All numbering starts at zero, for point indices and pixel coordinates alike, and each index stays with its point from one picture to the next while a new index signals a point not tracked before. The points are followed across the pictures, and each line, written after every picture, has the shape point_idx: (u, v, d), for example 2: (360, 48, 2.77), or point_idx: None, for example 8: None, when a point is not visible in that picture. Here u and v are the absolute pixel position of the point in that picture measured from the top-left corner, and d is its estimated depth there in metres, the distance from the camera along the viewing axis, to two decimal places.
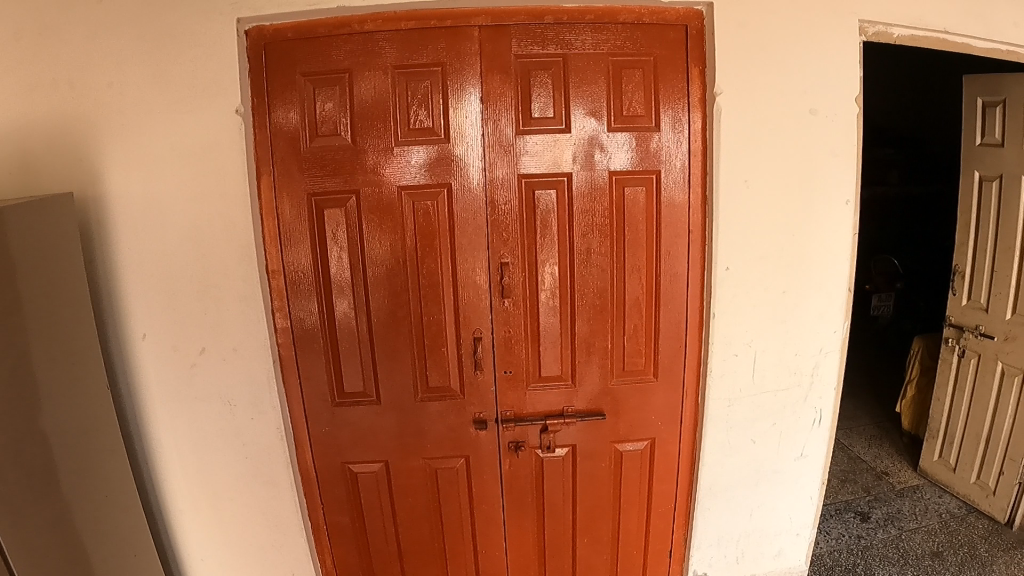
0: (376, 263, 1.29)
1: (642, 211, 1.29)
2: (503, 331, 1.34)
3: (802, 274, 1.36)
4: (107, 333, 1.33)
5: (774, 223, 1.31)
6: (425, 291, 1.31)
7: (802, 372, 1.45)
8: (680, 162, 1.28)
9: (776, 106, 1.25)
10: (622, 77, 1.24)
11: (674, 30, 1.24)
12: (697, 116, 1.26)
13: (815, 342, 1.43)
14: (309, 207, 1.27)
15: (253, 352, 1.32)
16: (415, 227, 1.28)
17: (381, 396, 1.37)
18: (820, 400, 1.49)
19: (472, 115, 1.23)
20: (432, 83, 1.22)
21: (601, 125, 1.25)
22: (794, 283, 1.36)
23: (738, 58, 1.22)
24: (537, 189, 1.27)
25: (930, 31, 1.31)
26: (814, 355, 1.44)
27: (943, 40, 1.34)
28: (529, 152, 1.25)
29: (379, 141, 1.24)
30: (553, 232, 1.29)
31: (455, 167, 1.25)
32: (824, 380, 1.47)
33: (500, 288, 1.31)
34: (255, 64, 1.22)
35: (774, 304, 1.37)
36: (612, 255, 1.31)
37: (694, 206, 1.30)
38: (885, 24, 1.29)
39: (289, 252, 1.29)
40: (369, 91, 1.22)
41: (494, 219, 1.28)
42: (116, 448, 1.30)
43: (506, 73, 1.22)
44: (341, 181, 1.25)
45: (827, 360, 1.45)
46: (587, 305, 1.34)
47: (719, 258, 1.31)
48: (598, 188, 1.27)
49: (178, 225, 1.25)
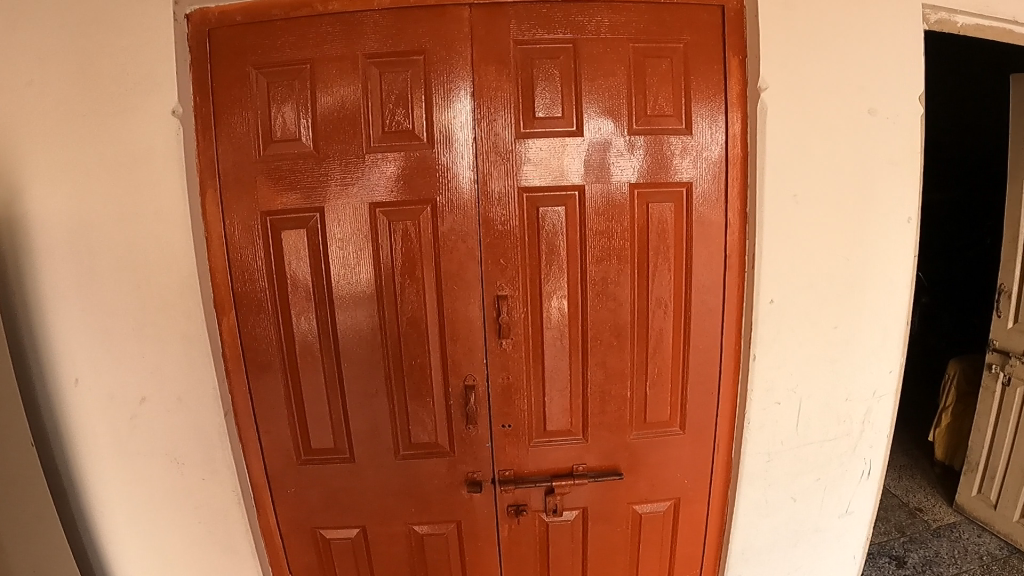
0: (342, 297, 1.04)
1: (669, 232, 1.03)
2: (501, 380, 1.07)
3: (855, 307, 1.14)
4: (35, 378, 1.10)
5: (824, 245, 1.08)
6: (406, 331, 1.05)
7: (851, 420, 1.23)
8: (715, 174, 1.03)
9: (830, 103, 1.02)
10: (646, 66, 0.99)
11: (707, 12, 1.00)
12: (738, 115, 1.02)
13: (868, 385, 1.21)
14: (261, 227, 1.03)
15: (201, 403, 1.08)
16: (393, 252, 1.02)
17: (355, 454, 1.13)
18: (871, 450, 1.27)
19: (461, 116, 0.97)
20: (412, 76, 0.97)
21: (619, 128, 0.99)
22: (847, 316, 1.14)
23: (788, 45, 0.99)
24: (542, 206, 1.00)
25: (997, 19, 1.11)
26: (866, 400, 1.22)
27: (1010, 31, 1.14)
28: (530, 160, 0.98)
29: (346, 149, 0.99)
30: (562, 258, 1.02)
31: (442, 178, 0.99)
32: (876, 428, 1.25)
33: (496, 326, 1.04)
34: (197, 55, 0.99)
35: (823, 342, 1.14)
36: (634, 286, 1.05)
37: (733, 224, 1.05)
38: (949, 11, 1.07)
39: (240, 282, 1.05)
40: (333, 87, 0.98)
41: (488, 240, 1.01)
42: (45, 514, 1.05)
43: (502, 61, 0.96)
44: (300, 196, 1.01)
45: (881, 406, 1.23)
46: (602, 345, 1.06)
47: (762, 288, 1.06)
48: (615, 204, 1.00)
49: (108, 249, 1.01)
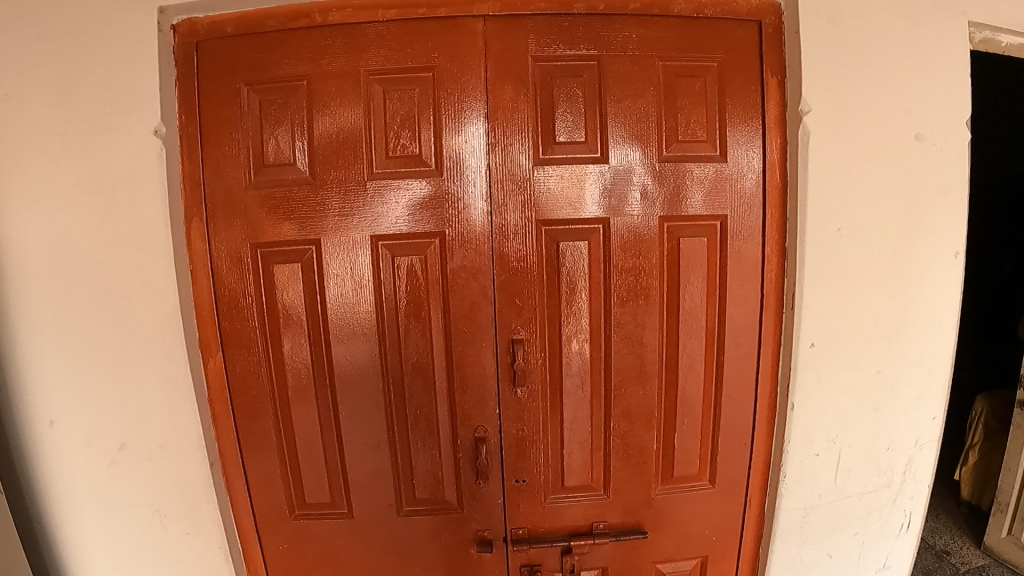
0: (340, 340, 0.92)
1: (702, 269, 0.93)
2: (515, 432, 0.96)
3: (902, 351, 1.03)
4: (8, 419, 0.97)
5: (871, 283, 0.98)
6: (411, 377, 0.93)
7: (892, 471, 1.10)
8: (753, 207, 0.93)
9: (877, 127, 0.93)
10: (678, 87, 0.90)
11: (743, 28, 0.92)
12: (776, 141, 0.93)
13: (910, 432, 1.09)
14: (251, 261, 0.92)
15: (185, 452, 0.96)
16: (397, 290, 0.91)
17: (354, 509, 1.01)
18: (912, 501, 1.13)
19: (474, 140, 0.88)
20: (419, 95, 0.87)
21: (648, 155, 0.89)
22: (892, 360, 1.04)
23: (834, 65, 0.90)
24: (562, 240, 0.89)
25: None
26: (909, 448, 1.10)
27: None
28: (550, 190, 0.88)
29: (345, 175, 0.88)
30: (585, 297, 0.92)
31: (452, 209, 0.88)
32: (920, 478, 1.12)
33: (511, 374, 0.93)
34: (184, 70, 0.91)
35: (866, 388, 1.04)
36: (661, 328, 0.95)
37: (769, 260, 0.96)
38: (994, 30, 0.99)
39: (228, 320, 0.94)
40: (331, 107, 0.88)
41: (504, 278, 0.90)
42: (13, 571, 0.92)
43: (520, 80, 0.87)
44: (295, 227, 0.90)
45: (925, 455, 1.10)
46: (627, 393, 0.96)
47: (802, 332, 0.97)
48: (643, 237, 0.90)
49: (84, 280, 0.91)
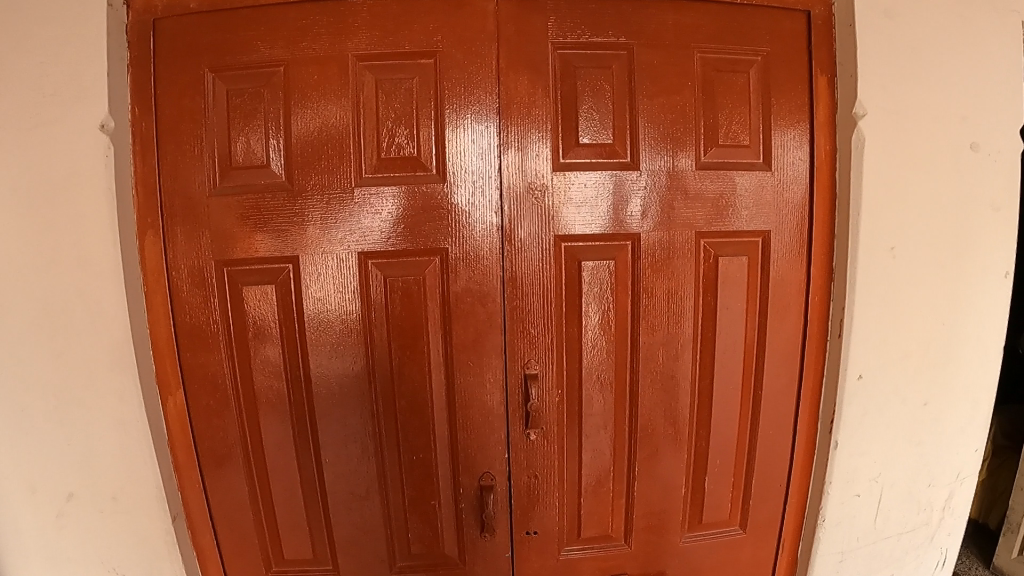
0: (322, 374, 0.79)
1: (741, 292, 0.81)
2: (525, 479, 0.83)
3: (946, 381, 0.89)
4: None
5: (929, 309, 0.85)
6: (406, 418, 0.80)
7: (930, 508, 0.95)
8: (798, 220, 0.82)
9: (944, 129, 0.80)
10: (718, 82, 0.78)
11: (790, 19, 0.80)
12: (824, 147, 0.81)
13: (951, 465, 0.93)
14: (217, 282, 0.78)
15: (141, 502, 0.81)
16: (389, 317, 0.77)
17: (339, 566, 0.87)
18: (950, 538, 0.98)
19: (480, 141, 0.75)
20: (419, 86, 0.74)
21: (684, 161, 0.77)
22: (937, 389, 0.89)
23: (897, 58, 0.78)
24: (583, 260, 0.77)
25: None
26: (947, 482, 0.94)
27: None
28: (570, 201, 0.76)
29: (328, 181, 0.75)
30: (613, 325, 0.79)
31: (454, 222, 0.75)
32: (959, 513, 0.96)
33: (523, 415, 0.80)
34: (138, 53, 0.77)
35: (908, 421, 0.89)
36: (695, 358, 0.83)
37: (815, 282, 0.84)
38: None
39: (191, 348, 0.80)
40: (312, 102, 0.75)
41: (515, 303, 0.77)
42: None
43: (538, 71, 0.74)
44: (269, 240, 0.76)
45: (966, 489, 0.95)
46: (655, 432, 0.84)
47: (848, 361, 0.84)
48: (676, 254, 0.78)
49: (20, 300, 0.76)
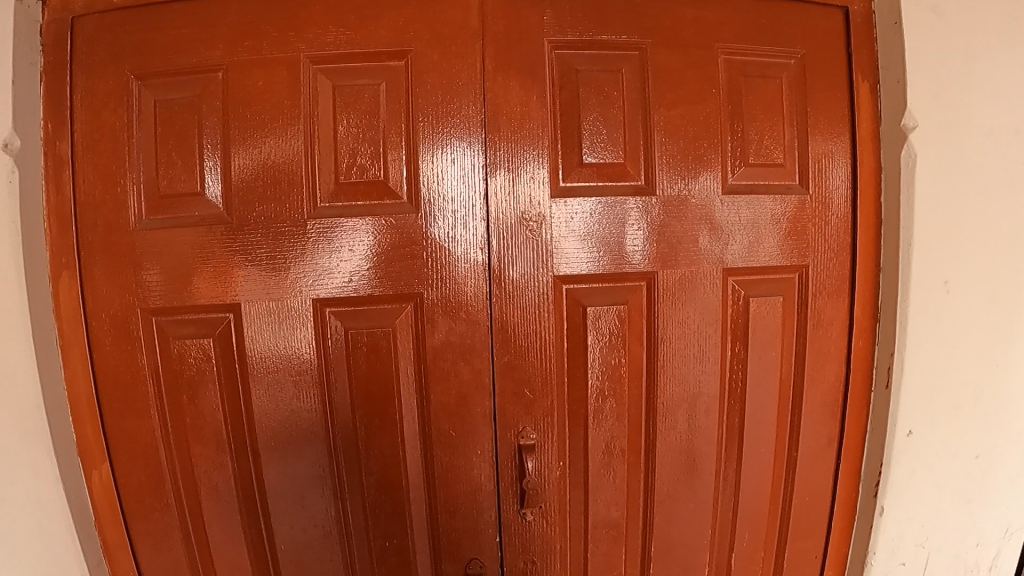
0: (273, 445, 0.65)
1: (775, 338, 0.69)
2: (521, 565, 0.69)
3: (1001, 429, 0.74)
4: None
5: (990, 354, 0.71)
6: (376, 495, 0.66)
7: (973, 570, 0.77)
8: (839, 252, 0.69)
9: (1010, 142, 0.68)
10: (744, 89, 0.66)
11: (827, 16, 0.68)
12: (869, 166, 0.69)
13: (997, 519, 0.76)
14: (145, 335, 0.65)
15: None
16: (354, 377, 0.64)
17: None
18: None
19: (459, 162, 0.62)
20: (388, 94, 0.62)
21: (706, 186, 0.65)
22: (988, 438, 0.74)
23: (953, 60, 0.66)
24: (589, 305, 0.64)
25: None
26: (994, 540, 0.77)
27: None
28: (570, 234, 0.63)
29: (278, 212, 0.62)
30: (625, 384, 0.66)
31: (429, 261, 0.62)
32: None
33: (518, 490, 0.67)
34: (52, 58, 0.64)
35: (957, 478, 0.74)
36: (721, 417, 0.70)
37: (858, 324, 0.71)
38: None
39: (114, 413, 0.66)
40: (258, 117, 0.62)
41: (508, 359, 0.64)
42: None
43: (531, 75, 0.62)
44: (204, 285, 0.63)
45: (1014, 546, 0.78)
46: (674, 504, 0.70)
47: (897, 415, 0.71)
48: (699, 296, 0.66)
49: None
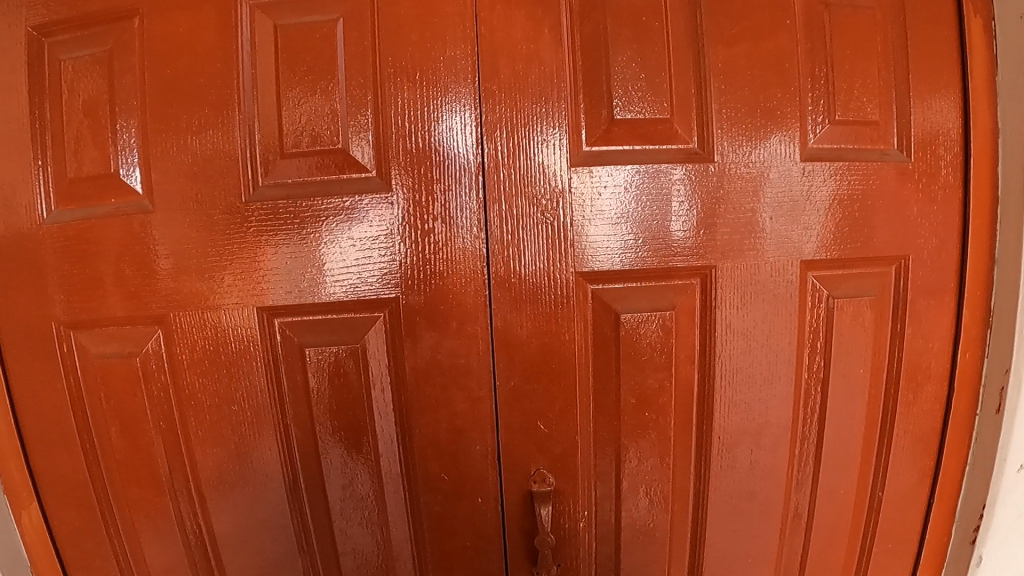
0: (223, 489, 0.52)
1: (860, 352, 0.54)
2: None
3: None
4: None
5: None
6: (353, 548, 0.53)
7: None
8: (946, 239, 0.53)
9: None
10: (825, 24, 0.51)
11: None
12: (985, 126, 0.52)
13: None
14: (61, 354, 0.52)
15: None
16: (320, 404, 0.50)
17: None
18: None
19: (450, 125, 0.48)
20: (361, 38, 0.48)
21: (772, 152, 0.50)
22: None
23: None
24: (623, 309, 0.50)
25: None
26: None
27: None
28: (594, 217, 0.49)
29: (218, 195, 0.48)
30: (665, 411, 0.52)
31: (414, 253, 0.48)
32: None
33: (529, 544, 0.53)
34: None
35: None
36: (791, 452, 0.55)
37: (967, 333, 0.55)
38: None
39: (34, 449, 0.54)
40: (189, 74, 0.48)
41: (518, 381, 0.50)
42: None
43: (543, 12, 0.48)
44: (128, 290, 0.50)
45: None
46: (728, 559, 0.56)
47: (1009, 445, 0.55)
48: (762, 296, 0.51)
49: None
